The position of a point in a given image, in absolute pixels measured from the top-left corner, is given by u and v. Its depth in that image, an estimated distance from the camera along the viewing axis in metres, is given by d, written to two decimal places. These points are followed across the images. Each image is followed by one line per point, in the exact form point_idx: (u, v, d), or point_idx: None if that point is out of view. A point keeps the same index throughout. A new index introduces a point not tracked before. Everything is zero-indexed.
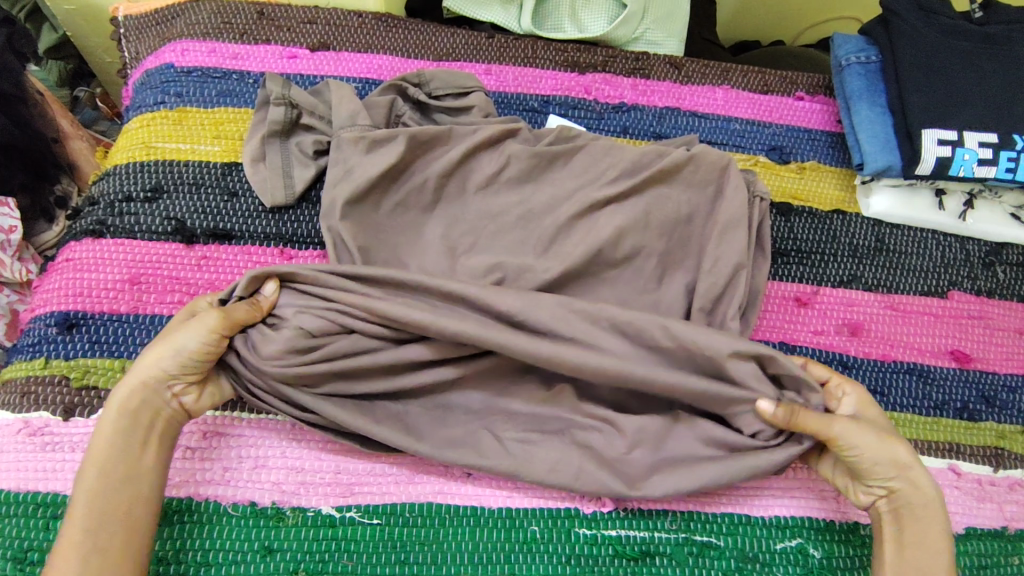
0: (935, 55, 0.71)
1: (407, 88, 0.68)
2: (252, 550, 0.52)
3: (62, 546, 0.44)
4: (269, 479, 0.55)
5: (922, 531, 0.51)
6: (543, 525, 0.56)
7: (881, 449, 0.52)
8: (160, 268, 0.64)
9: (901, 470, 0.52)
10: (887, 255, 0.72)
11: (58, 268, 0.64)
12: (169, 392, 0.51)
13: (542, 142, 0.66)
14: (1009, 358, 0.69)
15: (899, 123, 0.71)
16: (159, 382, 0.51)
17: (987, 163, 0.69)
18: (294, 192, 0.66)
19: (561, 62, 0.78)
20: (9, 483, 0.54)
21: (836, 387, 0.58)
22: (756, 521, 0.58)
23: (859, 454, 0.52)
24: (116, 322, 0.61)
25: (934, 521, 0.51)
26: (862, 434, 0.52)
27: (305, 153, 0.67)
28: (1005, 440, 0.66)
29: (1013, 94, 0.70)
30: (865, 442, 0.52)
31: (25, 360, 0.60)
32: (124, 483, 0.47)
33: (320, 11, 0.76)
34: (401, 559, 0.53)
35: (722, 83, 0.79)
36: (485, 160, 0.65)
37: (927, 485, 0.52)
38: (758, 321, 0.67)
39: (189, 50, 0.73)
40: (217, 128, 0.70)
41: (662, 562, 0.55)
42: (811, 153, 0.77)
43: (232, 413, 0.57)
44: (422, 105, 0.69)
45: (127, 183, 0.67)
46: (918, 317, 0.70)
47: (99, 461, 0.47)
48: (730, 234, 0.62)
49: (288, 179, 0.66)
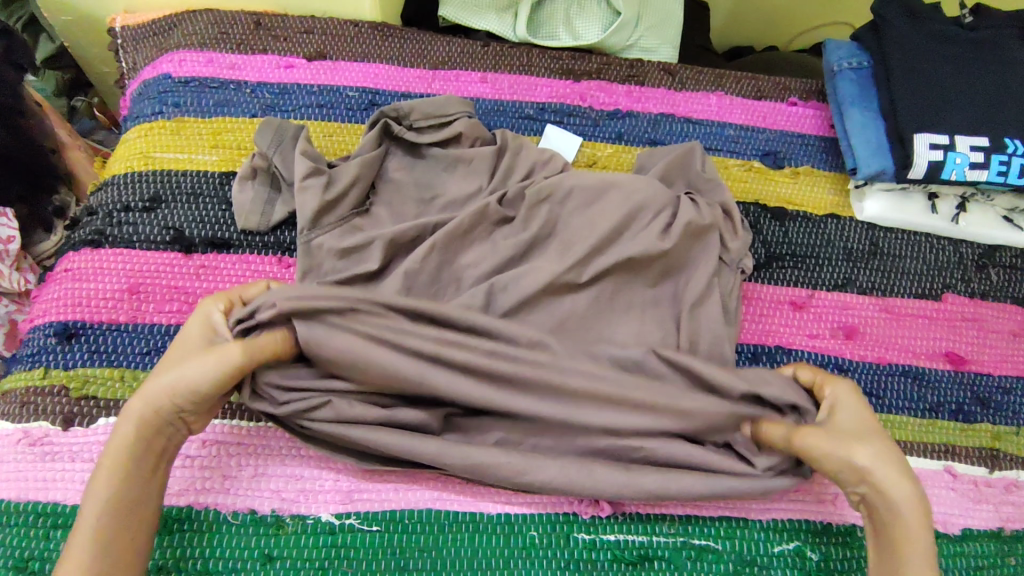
0: (924, 60, 0.72)
1: (390, 125, 0.66)
2: (252, 558, 0.52)
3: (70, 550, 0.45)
4: (269, 488, 0.55)
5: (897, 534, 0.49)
6: (541, 531, 0.56)
7: (839, 453, 0.51)
8: (158, 278, 0.64)
9: (863, 474, 0.51)
10: (881, 258, 0.73)
11: (56, 278, 0.64)
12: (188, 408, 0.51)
13: (532, 176, 0.67)
14: (1003, 360, 0.70)
15: (891, 128, 0.71)
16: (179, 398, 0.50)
17: (979, 166, 0.69)
18: (270, 220, 0.66)
19: (557, 70, 0.79)
20: (9, 493, 0.54)
21: (818, 391, 0.57)
22: (753, 524, 0.58)
23: (818, 460, 0.52)
24: (115, 332, 0.61)
25: (911, 531, 0.48)
26: (818, 445, 0.52)
27: (286, 194, 0.66)
28: (1000, 442, 0.66)
29: (1004, 98, 0.71)
30: (818, 450, 0.52)
31: (24, 370, 0.60)
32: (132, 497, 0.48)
33: (317, 21, 0.77)
34: (401, 566, 0.53)
35: (716, 90, 0.80)
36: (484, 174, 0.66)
37: (905, 485, 0.50)
38: (745, 309, 0.68)
39: (186, 60, 0.74)
40: (215, 138, 0.71)
41: (660, 567, 0.55)
42: (804, 157, 0.77)
43: (248, 422, 0.58)
44: (408, 142, 0.68)
45: (126, 193, 0.68)
46: (912, 319, 0.70)
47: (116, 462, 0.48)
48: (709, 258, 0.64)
49: (267, 207, 0.66)
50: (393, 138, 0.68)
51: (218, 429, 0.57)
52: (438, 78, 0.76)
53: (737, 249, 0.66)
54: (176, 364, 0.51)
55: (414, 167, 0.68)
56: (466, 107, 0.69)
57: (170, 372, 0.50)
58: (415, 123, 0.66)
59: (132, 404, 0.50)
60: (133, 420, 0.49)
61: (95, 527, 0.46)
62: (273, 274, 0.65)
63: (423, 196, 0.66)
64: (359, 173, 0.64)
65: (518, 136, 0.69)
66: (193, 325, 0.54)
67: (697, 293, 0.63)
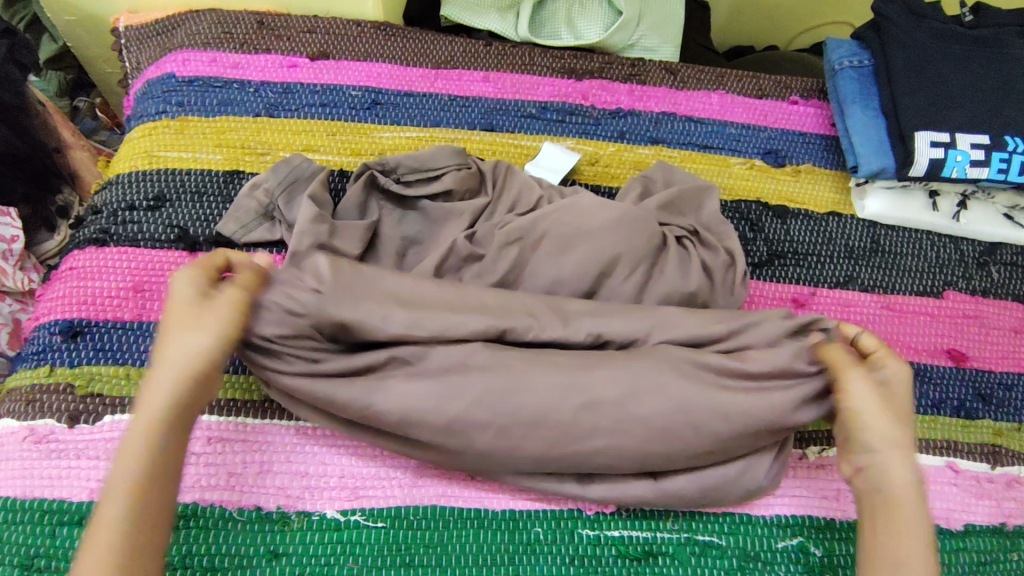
0: (925, 57, 0.72)
1: (376, 177, 0.65)
2: (258, 554, 0.53)
3: (95, 538, 0.43)
4: (274, 484, 0.55)
5: (892, 519, 0.49)
6: (545, 527, 0.56)
7: (875, 427, 0.51)
8: (162, 276, 0.64)
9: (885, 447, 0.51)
10: (882, 256, 0.73)
11: (60, 276, 0.65)
12: (211, 381, 0.50)
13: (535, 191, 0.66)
14: (1004, 357, 0.70)
15: (892, 126, 0.72)
16: (208, 370, 0.49)
17: (979, 164, 0.70)
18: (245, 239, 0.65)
19: (559, 69, 0.79)
20: (15, 490, 0.55)
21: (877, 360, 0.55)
22: (756, 520, 0.58)
23: (853, 417, 0.52)
24: (120, 330, 0.62)
25: (905, 527, 0.48)
26: (862, 403, 0.52)
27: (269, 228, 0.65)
28: (1002, 438, 0.66)
29: (1005, 96, 0.71)
30: (863, 406, 0.52)
31: (29, 368, 0.61)
32: (166, 479, 0.46)
33: (320, 20, 0.77)
34: (406, 562, 0.53)
35: (717, 88, 0.80)
36: (467, 217, 0.65)
37: (910, 480, 0.50)
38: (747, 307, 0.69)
39: (190, 59, 0.74)
40: (218, 137, 0.71)
41: (664, 562, 0.55)
42: (805, 156, 0.78)
43: (254, 420, 0.58)
44: (395, 196, 0.67)
45: (129, 192, 0.68)
46: (914, 316, 0.71)
47: (144, 442, 0.46)
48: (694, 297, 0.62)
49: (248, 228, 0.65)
50: (381, 191, 0.67)
51: (220, 428, 0.57)
52: (440, 77, 0.77)
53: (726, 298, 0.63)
54: (189, 327, 0.49)
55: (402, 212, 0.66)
56: (455, 164, 0.67)
57: (185, 339, 0.49)
58: (403, 176, 0.66)
59: (154, 382, 0.48)
60: (164, 389, 0.48)
61: (129, 504, 0.44)
62: None
63: (423, 203, 0.66)
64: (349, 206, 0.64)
65: (507, 175, 0.68)
66: (189, 293, 0.51)
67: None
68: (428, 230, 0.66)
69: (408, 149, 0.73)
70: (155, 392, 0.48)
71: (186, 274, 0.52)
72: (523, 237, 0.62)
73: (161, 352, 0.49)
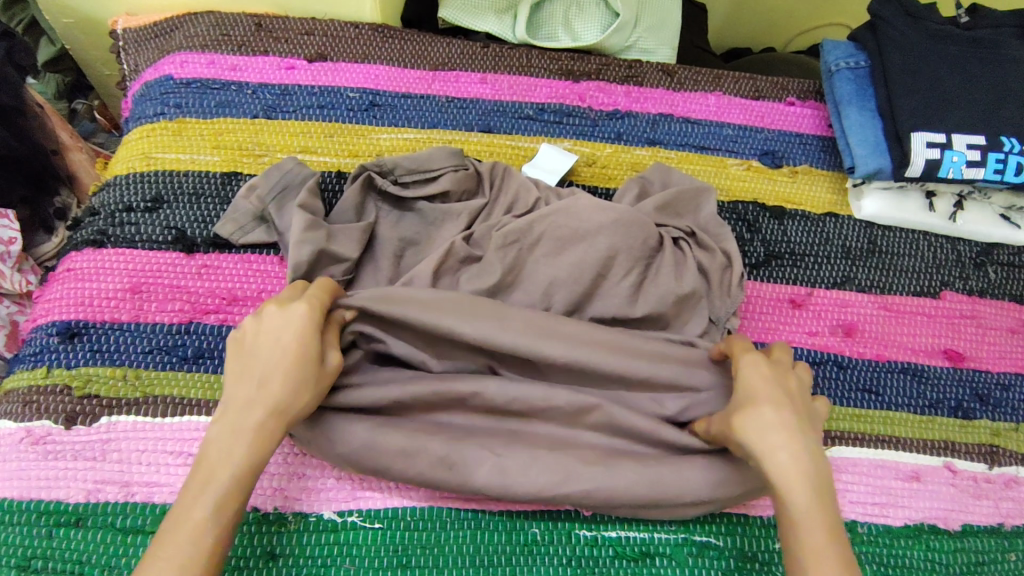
0: (921, 58, 0.72)
1: (373, 179, 0.65)
2: (256, 556, 0.52)
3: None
4: (271, 485, 0.55)
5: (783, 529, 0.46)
6: (543, 528, 0.56)
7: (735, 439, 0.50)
8: (160, 277, 0.64)
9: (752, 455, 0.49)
10: (879, 256, 0.73)
11: (58, 278, 0.65)
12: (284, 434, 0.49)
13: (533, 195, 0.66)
14: (1002, 357, 0.70)
15: (889, 127, 0.72)
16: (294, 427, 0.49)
17: (975, 164, 0.70)
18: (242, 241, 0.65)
19: (556, 71, 0.79)
20: (12, 492, 0.54)
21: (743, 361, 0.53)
22: (754, 520, 0.58)
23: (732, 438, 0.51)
24: (118, 331, 0.62)
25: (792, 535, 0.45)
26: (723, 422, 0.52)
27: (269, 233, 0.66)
28: (1000, 438, 0.66)
29: (1001, 97, 0.71)
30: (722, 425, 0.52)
31: (27, 370, 0.61)
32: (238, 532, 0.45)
33: (318, 22, 0.78)
34: (404, 563, 0.53)
35: (714, 90, 0.81)
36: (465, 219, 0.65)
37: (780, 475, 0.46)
38: (744, 307, 0.69)
39: (188, 61, 0.74)
40: (216, 139, 0.71)
41: (662, 563, 0.55)
42: (802, 157, 0.78)
43: None
44: (392, 196, 0.67)
45: (128, 194, 0.68)
46: (910, 317, 0.71)
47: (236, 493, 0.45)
48: (687, 300, 0.62)
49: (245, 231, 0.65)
50: (378, 192, 0.67)
51: None
52: (438, 79, 0.77)
53: (721, 303, 0.63)
54: (304, 382, 0.48)
55: (400, 212, 0.67)
56: (454, 163, 0.67)
57: (295, 394, 0.48)
58: (399, 178, 0.66)
59: (251, 426, 0.46)
60: (265, 442, 0.46)
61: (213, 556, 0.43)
62: (273, 273, 0.65)
63: (421, 204, 0.66)
64: (346, 209, 0.64)
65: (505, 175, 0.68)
66: (305, 335, 0.49)
67: (692, 323, 0.62)
68: (426, 231, 0.66)
69: (406, 150, 0.73)
70: (255, 442, 0.46)
71: (303, 309, 0.50)
72: (520, 238, 0.62)
73: (267, 395, 0.47)
